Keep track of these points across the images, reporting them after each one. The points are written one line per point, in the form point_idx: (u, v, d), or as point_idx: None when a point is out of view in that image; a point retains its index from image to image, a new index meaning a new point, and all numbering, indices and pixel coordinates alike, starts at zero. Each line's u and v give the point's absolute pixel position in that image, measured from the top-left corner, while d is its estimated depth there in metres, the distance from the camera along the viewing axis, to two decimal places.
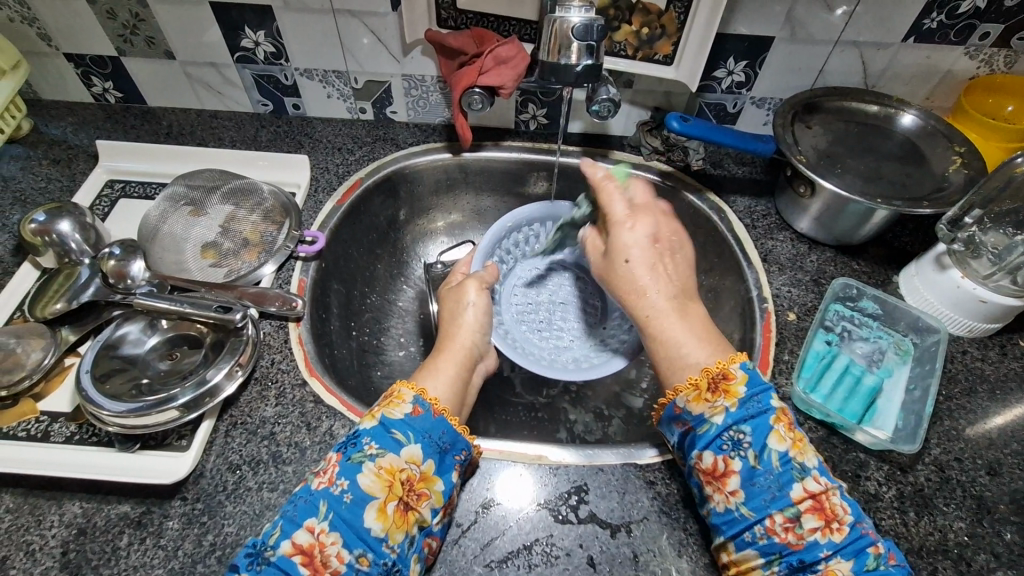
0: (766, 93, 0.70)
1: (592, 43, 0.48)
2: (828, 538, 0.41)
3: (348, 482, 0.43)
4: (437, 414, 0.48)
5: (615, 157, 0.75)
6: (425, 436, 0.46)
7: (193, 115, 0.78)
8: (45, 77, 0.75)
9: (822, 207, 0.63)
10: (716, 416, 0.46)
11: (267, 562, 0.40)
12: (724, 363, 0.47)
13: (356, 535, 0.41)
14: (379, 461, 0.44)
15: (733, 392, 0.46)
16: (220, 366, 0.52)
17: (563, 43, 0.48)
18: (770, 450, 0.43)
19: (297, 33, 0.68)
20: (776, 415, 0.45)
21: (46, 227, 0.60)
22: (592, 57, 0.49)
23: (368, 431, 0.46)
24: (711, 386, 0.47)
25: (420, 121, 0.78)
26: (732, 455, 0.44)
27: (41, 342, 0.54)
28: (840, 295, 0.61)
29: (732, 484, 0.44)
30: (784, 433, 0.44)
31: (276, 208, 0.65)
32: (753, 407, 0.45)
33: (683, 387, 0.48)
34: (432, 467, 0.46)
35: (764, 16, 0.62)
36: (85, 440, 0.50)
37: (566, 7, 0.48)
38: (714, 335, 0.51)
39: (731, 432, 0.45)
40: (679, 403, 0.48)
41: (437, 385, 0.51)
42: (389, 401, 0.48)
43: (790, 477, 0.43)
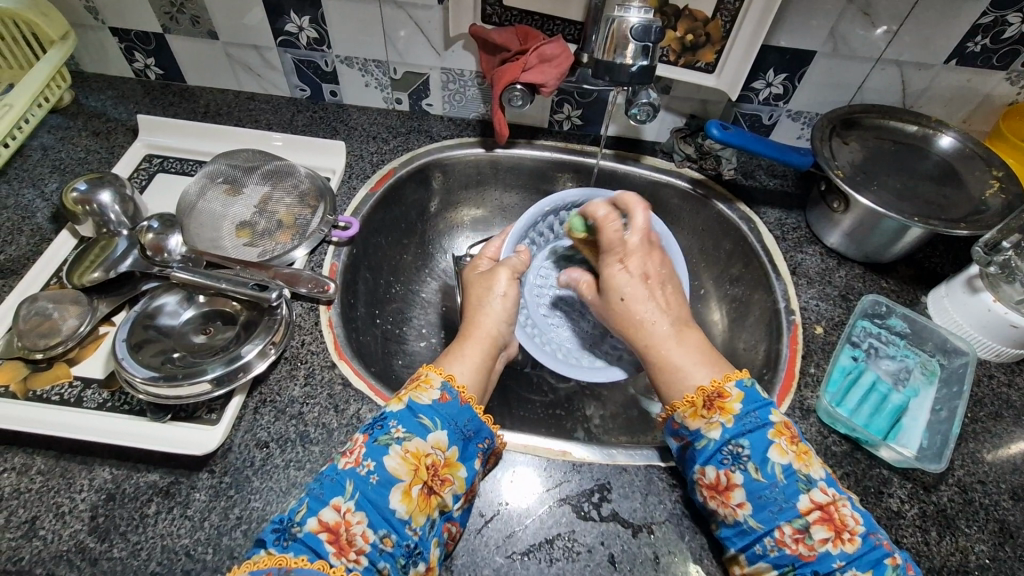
0: (802, 107, 0.70)
1: (649, 44, 0.48)
2: (840, 548, 0.41)
3: (374, 463, 0.43)
4: (464, 401, 0.48)
5: (647, 161, 0.75)
6: (451, 422, 0.47)
7: (231, 96, 0.79)
8: (89, 49, 0.76)
9: (855, 223, 0.63)
10: (713, 431, 0.47)
11: (294, 538, 0.40)
12: (718, 382, 0.48)
13: (381, 517, 0.42)
14: (406, 445, 0.44)
15: (729, 409, 0.47)
16: (254, 344, 0.52)
17: (619, 43, 0.49)
18: (773, 463, 0.44)
19: (341, 20, 0.68)
20: (776, 429, 0.46)
21: (87, 197, 0.60)
22: (647, 57, 0.49)
23: (395, 414, 0.46)
24: (706, 403, 0.48)
25: (455, 115, 0.78)
26: (734, 469, 0.45)
27: (78, 309, 0.54)
28: (868, 312, 0.61)
29: (737, 498, 0.44)
30: (785, 446, 0.45)
31: (311, 191, 0.66)
32: (751, 422, 0.46)
33: (680, 404, 0.49)
34: (456, 453, 0.46)
35: (807, 30, 0.63)
36: (117, 407, 0.51)
37: (625, 7, 0.49)
38: (713, 354, 0.52)
39: (730, 446, 0.46)
40: (677, 419, 0.49)
41: (464, 371, 0.52)
42: (417, 385, 0.49)
43: (796, 490, 0.43)
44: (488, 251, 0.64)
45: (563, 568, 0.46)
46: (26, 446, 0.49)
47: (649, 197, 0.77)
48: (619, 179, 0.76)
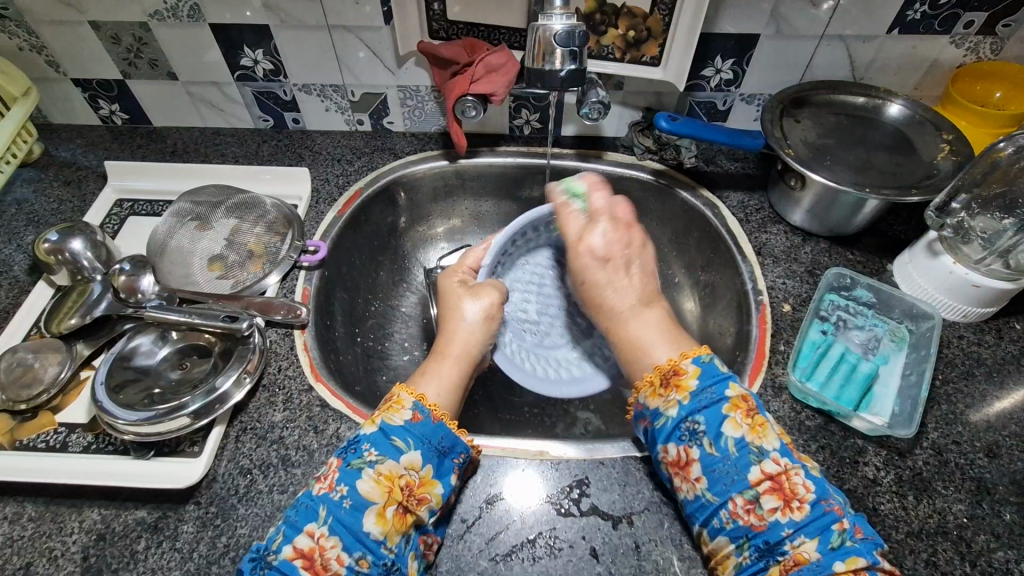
0: (754, 90, 0.71)
1: (575, 48, 0.49)
2: (789, 517, 0.42)
3: (347, 487, 0.44)
4: (437, 420, 0.49)
5: (609, 158, 0.76)
6: (425, 442, 0.47)
7: (198, 132, 0.81)
8: (54, 102, 0.78)
9: (814, 199, 0.64)
10: (671, 409, 0.47)
11: (270, 566, 0.42)
12: (675, 360, 0.49)
13: (355, 538, 0.43)
14: (379, 468, 0.45)
15: (685, 386, 0.47)
16: (229, 374, 0.54)
17: (547, 49, 0.50)
18: (725, 437, 0.45)
19: (294, 49, 0.70)
20: (732, 403, 0.46)
21: (60, 246, 0.62)
22: (575, 62, 0.50)
23: (368, 437, 0.47)
24: (664, 382, 0.49)
25: (417, 130, 0.80)
26: (692, 445, 0.46)
27: (58, 356, 0.56)
28: (834, 285, 0.62)
29: (695, 472, 0.45)
30: (739, 420, 0.45)
31: (279, 220, 0.67)
32: (706, 397, 0.47)
33: (642, 384, 0.50)
34: (430, 472, 0.47)
35: (748, 14, 0.64)
36: (102, 448, 0.52)
37: (547, 15, 0.50)
38: (679, 334, 0.53)
39: (686, 423, 0.46)
40: (641, 400, 0.50)
41: (432, 388, 0.52)
42: (389, 406, 0.49)
43: (747, 462, 0.44)
44: (468, 260, 0.64)
45: (547, 565, 0.47)
46: (15, 494, 0.50)
47: (615, 192, 0.78)
48: (583, 178, 0.77)
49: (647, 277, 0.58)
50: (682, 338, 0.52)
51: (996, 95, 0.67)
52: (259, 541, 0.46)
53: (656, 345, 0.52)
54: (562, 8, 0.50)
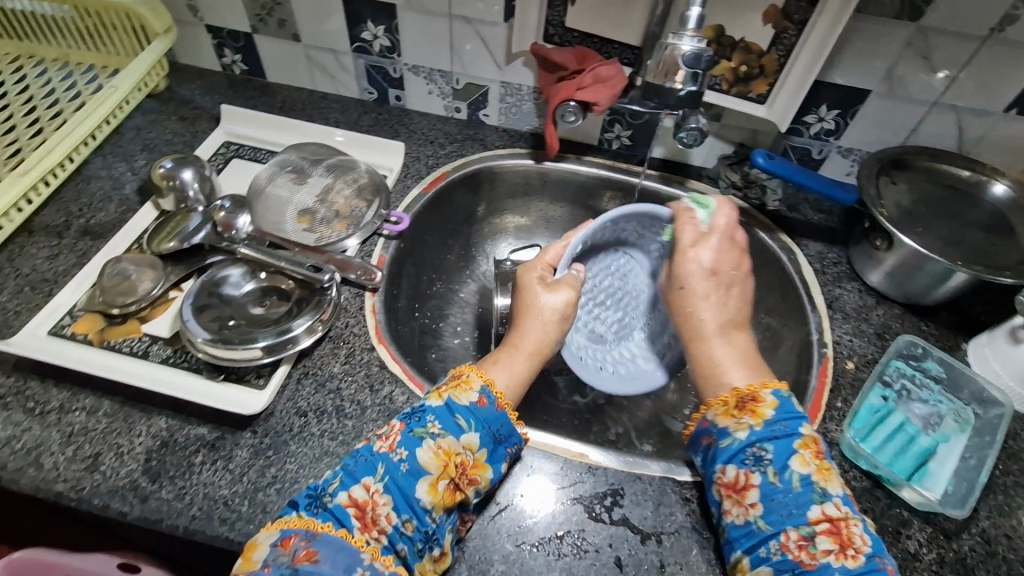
0: (853, 144, 0.71)
1: (698, 71, 0.51)
2: (841, 562, 0.41)
3: (407, 452, 0.46)
4: (499, 408, 0.50)
5: (691, 186, 0.77)
6: (486, 426, 0.49)
7: (306, 94, 0.85)
8: (186, 44, 0.84)
9: (898, 263, 0.63)
10: (741, 432, 0.48)
11: (324, 507, 0.44)
12: (755, 387, 0.50)
13: (406, 502, 0.44)
14: (440, 441, 0.47)
15: (760, 413, 0.48)
16: (303, 320, 0.57)
17: (671, 68, 0.51)
18: (792, 470, 0.45)
19: (413, 31, 0.74)
20: (802, 441, 0.47)
21: (172, 173, 0.67)
22: (695, 84, 0.52)
23: (433, 409, 0.49)
24: (739, 404, 0.50)
25: (509, 127, 0.82)
26: (754, 470, 0.46)
27: (153, 273, 0.60)
28: (903, 352, 0.60)
29: (751, 497, 0.45)
30: (808, 458, 0.46)
31: (369, 187, 0.70)
32: (780, 428, 0.47)
33: (715, 402, 0.51)
34: (485, 456, 0.48)
35: (863, 69, 0.63)
36: (178, 363, 0.56)
37: (679, 34, 0.51)
38: (759, 366, 0.54)
39: (753, 449, 0.47)
40: (709, 417, 0.51)
41: (504, 375, 0.54)
42: (457, 384, 0.51)
43: (808, 500, 0.44)
44: (548, 254, 0.63)
45: (570, 563, 0.48)
46: (96, 389, 0.55)
47: None
48: (661, 201, 0.78)
49: (743, 302, 0.59)
50: (760, 372, 0.53)
51: None
52: (311, 482, 0.48)
53: (733, 370, 0.53)
54: (695, 30, 0.51)
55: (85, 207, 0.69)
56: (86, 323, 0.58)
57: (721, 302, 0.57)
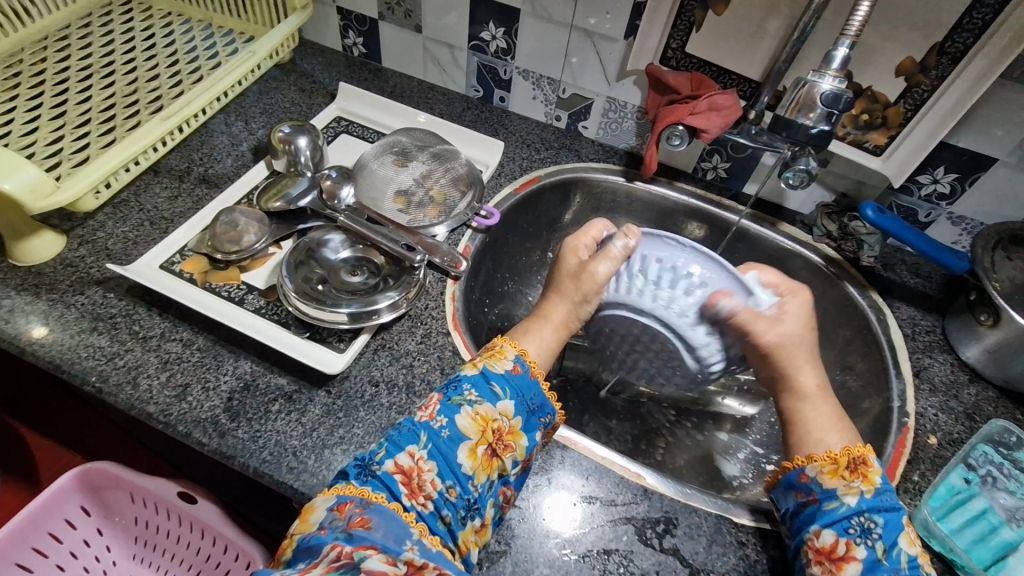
0: (967, 212, 0.68)
1: (835, 111, 0.50)
2: None
3: (446, 419, 0.48)
4: (533, 376, 0.52)
5: (783, 229, 0.75)
6: (519, 393, 0.50)
7: (415, 83, 0.89)
8: (315, 21, 0.90)
9: (1001, 343, 0.60)
10: (850, 497, 0.46)
11: (372, 475, 0.45)
12: (865, 450, 0.48)
13: (449, 468, 0.46)
14: (477, 408, 0.48)
15: (871, 479, 0.47)
16: (389, 295, 0.59)
17: (805, 105, 0.51)
18: (900, 548, 0.43)
19: (532, 36, 0.76)
20: (906, 520, 0.45)
21: (289, 138, 0.71)
22: (828, 124, 0.51)
23: (469, 378, 0.50)
24: (850, 466, 0.47)
25: (606, 142, 0.83)
26: (860, 542, 0.44)
27: (259, 227, 0.64)
28: (994, 437, 0.57)
29: (849, 570, 0.43)
30: (914, 538, 0.45)
31: (465, 179, 0.73)
32: (887, 500, 0.46)
33: (819, 457, 0.49)
34: (521, 424, 0.49)
35: (995, 136, 0.61)
36: (268, 314, 0.59)
37: (820, 72, 0.50)
38: (846, 424, 0.52)
39: (861, 518, 0.45)
40: (809, 471, 0.49)
41: (535, 345, 0.55)
42: (492, 354, 0.53)
43: None
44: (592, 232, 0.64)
45: None
46: (195, 325, 0.59)
47: (776, 263, 0.76)
48: (748, 239, 0.77)
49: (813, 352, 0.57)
50: (846, 428, 0.52)
51: None
52: (360, 453, 0.50)
53: (824, 431, 0.51)
54: (838, 71, 0.50)
55: (206, 157, 0.74)
56: (193, 263, 0.62)
57: (812, 363, 0.56)
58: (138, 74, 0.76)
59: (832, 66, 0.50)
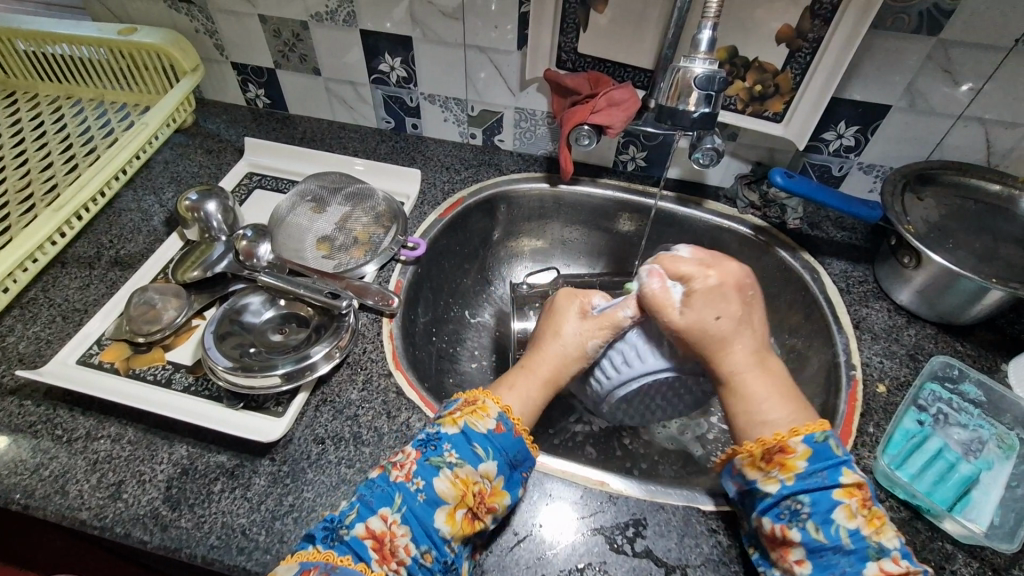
0: (875, 160, 0.69)
1: (712, 92, 0.50)
2: None
3: (423, 482, 0.45)
4: (516, 434, 0.49)
5: (709, 206, 0.76)
6: (503, 454, 0.47)
7: (325, 125, 0.88)
8: (212, 80, 0.88)
9: (927, 281, 0.61)
10: (770, 486, 0.45)
11: (340, 539, 0.43)
12: (784, 436, 0.45)
13: (424, 532, 0.43)
14: (456, 471, 0.45)
15: (792, 466, 0.45)
16: (321, 346, 0.57)
17: (683, 90, 0.51)
18: (838, 526, 0.42)
19: (429, 61, 0.76)
20: (845, 491, 0.43)
21: (196, 206, 0.69)
22: (709, 106, 0.51)
23: (449, 437, 0.47)
24: (767, 456, 0.46)
25: (524, 151, 0.83)
26: (792, 526, 0.43)
27: (177, 302, 0.62)
28: (939, 374, 0.58)
29: (796, 555, 0.43)
30: (853, 509, 0.42)
31: (386, 213, 0.72)
32: (815, 481, 0.44)
33: (741, 449, 0.48)
34: (502, 483, 0.47)
35: (882, 84, 0.62)
36: (199, 391, 0.57)
37: (690, 57, 0.51)
38: (795, 396, 0.49)
39: (788, 502, 0.44)
40: (736, 465, 0.48)
41: (517, 401, 0.52)
42: (474, 410, 0.49)
43: (863, 556, 0.41)
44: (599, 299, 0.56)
45: None
46: (122, 417, 0.56)
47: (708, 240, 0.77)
48: (678, 222, 0.78)
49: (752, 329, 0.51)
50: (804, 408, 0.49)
51: None
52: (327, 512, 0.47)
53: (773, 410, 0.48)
54: (708, 53, 0.50)
55: (115, 239, 0.71)
56: (114, 351, 0.60)
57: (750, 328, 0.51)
58: (30, 165, 0.74)
59: (701, 49, 0.51)
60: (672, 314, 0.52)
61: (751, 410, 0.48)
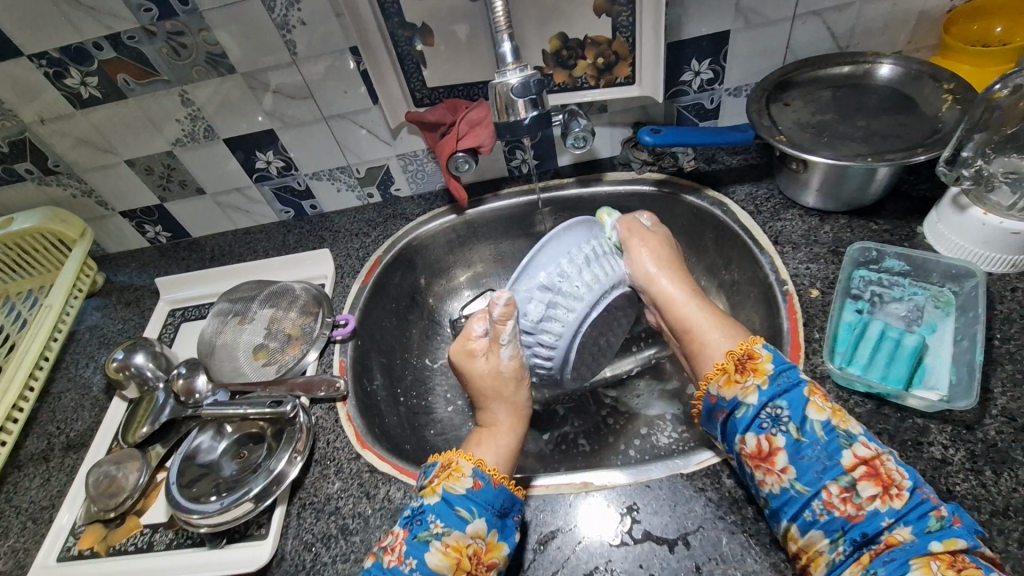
0: (739, 82, 0.70)
1: (532, 96, 0.55)
2: (889, 505, 0.41)
3: (416, 560, 0.45)
4: (497, 483, 0.49)
5: (610, 178, 0.77)
6: (488, 507, 0.48)
7: (231, 236, 0.88)
8: (109, 235, 0.88)
9: (821, 179, 0.62)
10: (750, 397, 0.48)
11: None
12: (745, 346, 0.50)
13: None
14: (446, 539, 0.46)
15: (761, 369, 0.48)
16: (281, 455, 0.57)
17: (507, 102, 0.55)
18: (811, 420, 0.45)
19: (299, 143, 0.76)
20: (810, 387, 0.47)
21: (125, 363, 0.69)
22: (536, 107, 0.55)
23: (432, 508, 0.48)
24: (738, 367, 0.49)
25: (423, 191, 0.84)
26: (776, 431, 0.46)
27: (136, 463, 0.61)
28: (861, 260, 0.60)
29: (780, 462, 0.45)
30: (821, 403, 0.46)
31: (310, 301, 0.72)
32: (784, 381, 0.47)
33: (713, 374, 0.51)
34: (496, 535, 0.47)
35: (714, 13, 0.63)
36: (182, 543, 0.56)
37: (502, 71, 0.55)
38: (727, 320, 0.54)
39: (768, 409, 0.47)
40: (712, 391, 0.50)
41: (492, 453, 0.53)
42: (448, 474, 0.50)
43: (838, 446, 0.44)
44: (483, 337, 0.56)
45: None
46: None
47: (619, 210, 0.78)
48: (587, 203, 0.79)
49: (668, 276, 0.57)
50: (736, 327, 0.53)
51: (998, 29, 0.64)
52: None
53: (711, 333, 0.53)
54: (515, 62, 0.55)
55: (62, 423, 0.71)
56: (90, 536, 0.59)
57: (678, 276, 0.58)
58: None
59: (509, 60, 0.55)
60: (575, 255, 0.55)
61: (699, 340, 0.54)
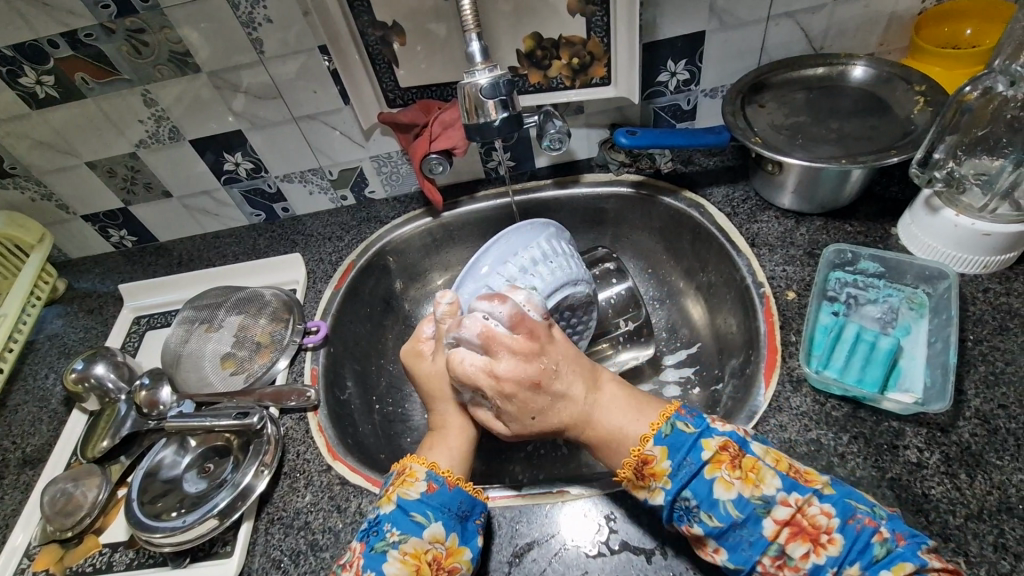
0: (715, 83, 0.70)
1: (503, 97, 0.53)
2: (825, 555, 0.40)
3: (374, 573, 0.44)
4: (452, 485, 0.48)
5: (587, 180, 0.77)
6: (445, 511, 0.47)
7: (199, 240, 0.85)
8: (71, 240, 0.85)
9: (797, 180, 0.62)
10: (658, 497, 0.45)
11: None
12: (638, 451, 0.46)
13: None
14: (404, 547, 0.45)
15: (659, 472, 0.45)
16: (247, 469, 0.55)
17: (477, 102, 0.54)
18: (722, 502, 0.42)
19: (268, 145, 0.74)
20: (713, 463, 0.44)
21: (84, 374, 0.66)
22: (507, 109, 0.54)
23: (388, 517, 0.46)
24: (638, 474, 0.46)
25: (398, 193, 0.82)
26: (692, 524, 0.43)
27: (95, 480, 0.59)
28: (836, 262, 0.59)
29: (710, 546, 0.43)
30: (728, 477, 0.43)
31: (280, 307, 0.70)
32: (686, 471, 0.44)
33: (624, 473, 0.47)
34: (456, 540, 0.46)
35: (689, 14, 0.63)
36: (144, 563, 0.54)
37: (472, 71, 0.54)
38: (643, 402, 0.50)
39: (680, 502, 0.44)
40: (632, 492, 0.47)
41: (445, 456, 0.52)
42: (402, 480, 0.48)
43: (756, 518, 0.42)
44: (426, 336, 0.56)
45: None
46: None
47: (598, 212, 0.78)
48: (564, 205, 0.78)
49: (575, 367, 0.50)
50: (648, 407, 0.50)
51: (967, 32, 0.65)
52: None
53: (628, 426, 0.48)
54: (485, 62, 0.54)
55: (18, 438, 0.68)
56: (45, 558, 0.56)
57: (580, 368, 0.51)
58: None
59: (479, 61, 0.54)
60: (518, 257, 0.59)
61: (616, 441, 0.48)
